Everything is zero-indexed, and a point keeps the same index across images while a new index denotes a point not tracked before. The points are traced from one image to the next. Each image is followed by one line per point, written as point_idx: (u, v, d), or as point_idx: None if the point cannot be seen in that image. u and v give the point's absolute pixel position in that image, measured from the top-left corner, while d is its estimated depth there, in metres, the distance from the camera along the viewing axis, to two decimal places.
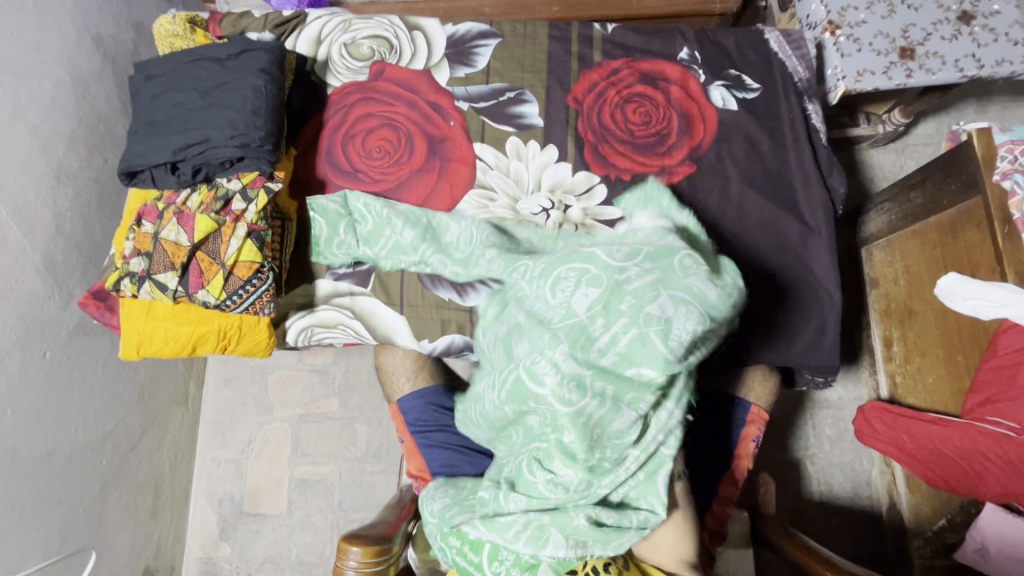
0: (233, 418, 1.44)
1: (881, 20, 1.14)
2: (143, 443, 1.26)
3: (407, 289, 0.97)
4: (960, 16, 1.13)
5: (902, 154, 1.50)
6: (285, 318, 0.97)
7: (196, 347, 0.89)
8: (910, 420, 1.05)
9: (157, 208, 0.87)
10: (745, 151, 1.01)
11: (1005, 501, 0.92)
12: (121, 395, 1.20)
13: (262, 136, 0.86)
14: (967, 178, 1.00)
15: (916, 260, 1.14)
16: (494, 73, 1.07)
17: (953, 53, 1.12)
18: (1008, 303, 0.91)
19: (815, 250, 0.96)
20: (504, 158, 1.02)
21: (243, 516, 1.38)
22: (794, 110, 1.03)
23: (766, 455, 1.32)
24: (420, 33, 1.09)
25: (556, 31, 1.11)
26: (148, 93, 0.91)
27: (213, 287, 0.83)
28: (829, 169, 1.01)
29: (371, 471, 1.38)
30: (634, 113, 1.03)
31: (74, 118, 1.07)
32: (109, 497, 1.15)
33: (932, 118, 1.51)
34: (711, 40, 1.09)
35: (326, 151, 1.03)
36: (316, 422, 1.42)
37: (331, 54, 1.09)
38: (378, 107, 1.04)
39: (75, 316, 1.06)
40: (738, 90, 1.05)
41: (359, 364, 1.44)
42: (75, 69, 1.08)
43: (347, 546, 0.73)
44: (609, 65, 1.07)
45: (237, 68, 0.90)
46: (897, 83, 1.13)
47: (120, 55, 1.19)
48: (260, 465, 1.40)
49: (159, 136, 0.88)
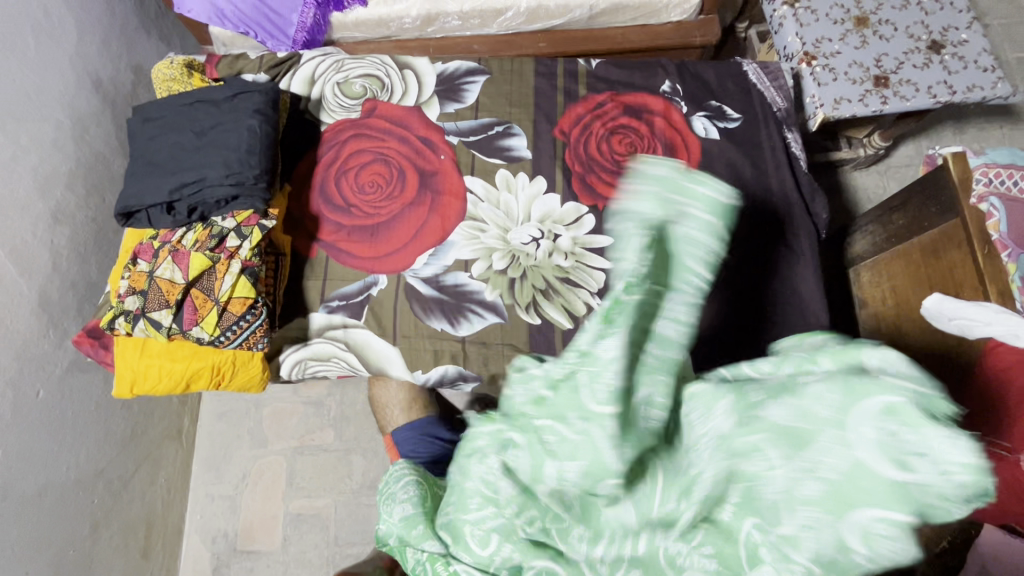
0: (227, 452, 1.43)
1: (854, 51, 1.19)
2: (134, 481, 1.24)
3: (400, 320, 0.98)
4: (930, 45, 1.18)
5: (885, 176, 1.53)
6: (279, 352, 0.99)
7: (190, 383, 0.89)
8: None
9: (153, 246, 0.88)
10: (728, 178, 1.04)
11: (1002, 520, 0.92)
12: (114, 432, 1.19)
13: (255, 174, 0.88)
14: (944, 201, 1.03)
15: (902, 281, 1.16)
16: (482, 108, 1.11)
17: (925, 80, 1.16)
18: (993, 322, 0.91)
19: (800, 274, 0.98)
20: (494, 190, 1.04)
21: (236, 553, 1.35)
22: (774, 138, 1.06)
23: None
24: (411, 71, 1.13)
25: (542, 67, 1.15)
26: (145, 135, 0.94)
27: (207, 324, 0.84)
28: (811, 195, 1.04)
29: (367, 504, 1.37)
30: (619, 144, 1.06)
31: (73, 159, 1.10)
32: (100, 537, 1.13)
33: (911, 141, 1.55)
34: (691, 73, 1.13)
35: (319, 187, 1.05)
36: (311, 454, 1.41)
37: (325, 93, 1.12)
38: (370, 143, 1.06)
39: (70, 354, 1.07)
40: (719, 120, 1.08)
41: (355, 395, 1.45)
42: (74, 112, 1.11)
43: None
44: (594, 98, 1.11)
45: (233, 110, 0.93)
46: (873, 110, 1.17)
47: (119, 97, 1.23)
48: (254, 501, 1.39)
49: (155, 176, 0.90)
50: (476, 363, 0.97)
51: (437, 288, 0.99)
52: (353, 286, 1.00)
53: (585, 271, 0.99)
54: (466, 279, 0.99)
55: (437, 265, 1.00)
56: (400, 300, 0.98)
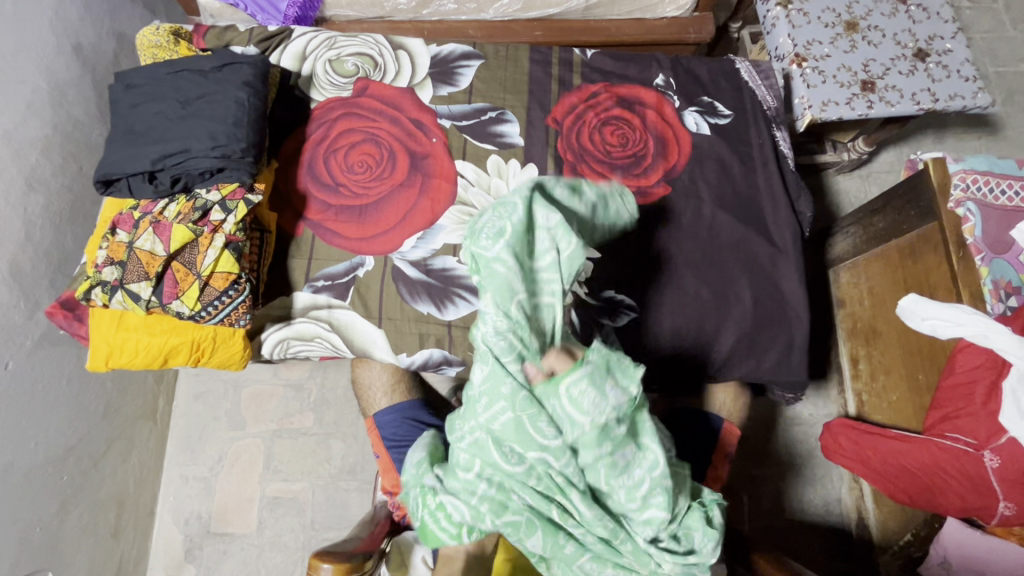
0: (203, 433, 1.41)
1: (843, 55, 1.21)
2: (107, 459, 1.21)
3: (385, 302, 0.97)
4: (916, 53, 1.21)
5: (866, 181, 1.57)
6: (261, 330, 0.97)
7: (167, 359, 0.87)
8: (873, 436, 1.07)
9: (133, 217, 0.86)
10: (717, 174, 1.05)
11: (964, 514, 0.96)
12: (86, 408, 1.16)
13: (243, 148, 0.86)
14: (924, 205, 1.06)
15: (880, 282, 1.19)
16: (476, 93, 1.10)
17: (910, 87, 1.19)
18: (964, 322, 0.94)
19: (784, 270, 1.00)
20: (485, 175, 1.04)
21: (210, 535, 1.33)
22: (763, 136, 1.07)
23: (743, 471, 1.33)
24: (405, 52, 1.12)
25: (537, 55, 1.14)
26: (128, 102, 0.91)
27: (188, 297, 0.82)
28: (797, 193, 1.06)
29: (345, 488, 1.36)
30: (612, 135, 1.07)
31: (50, 125, 1.06)
32: (69, 516, 1.10)
33: (893, 148, 1.58)
34: (685, 68, 1.14)
35: (307, 164, 1.03)
36: (289, 437, 1.39)
37: (315, 69, 1.10)
38: (361, 122, 1.05)
39: (41, 326, 1.03)
40: (710, 116, 1.09)
41: (336, 379, 1.43)
42: (53, 76, 1.07)
43: (318, 563, 0.72)
44: (588, 88, 1.11)
45: (220, 80, 0.91)
46: (859, 114, 1.19)
47: (100, 64, 1.19)
48: (230, 483, 1.37)
49: (137, 145, 0.87)
50: (460, 347, 0.97)
51: (424, 271, 0.98)
52: (339, 267, 0.98)
53: None
54: (454, 264, 0.98)
55: (425, 248, 0.99)
56: (387, 281, 0.98)
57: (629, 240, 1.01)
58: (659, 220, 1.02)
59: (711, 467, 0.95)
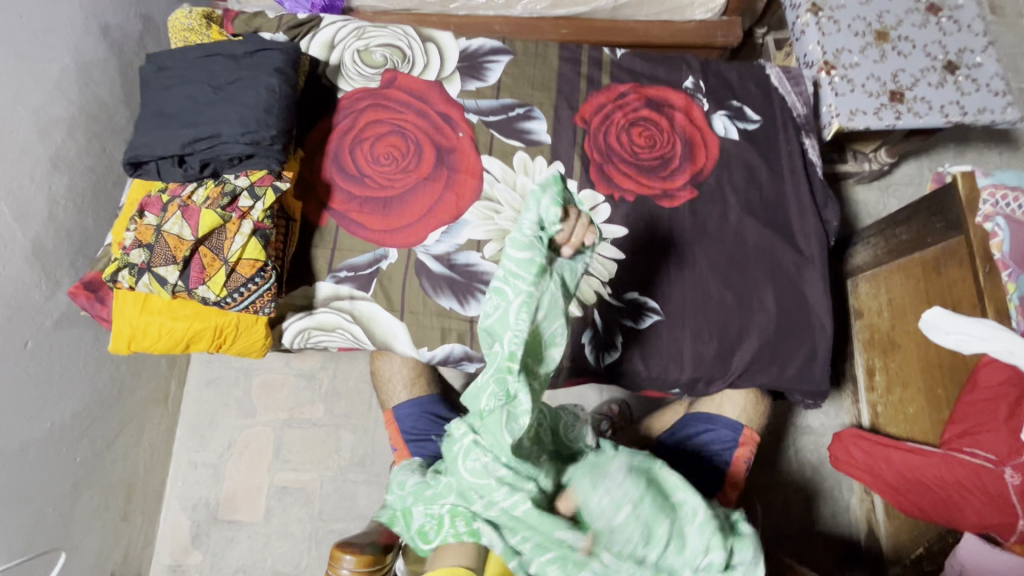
0: (213, 420, 1.40)
1: (873, 64, 1.21)
2: (119, 442, 1.21)
3: (408, 295, 0.97)
4: (946, 65, 1.20)
5: (885, 192, 1.56)
6: (283, 319, 0.97)
7: (190, 344, 0.87)
8: (889, 449, 1.08)
9: (161, 200, 0.86)
10: (744, 179, 1.05)
11: (982, 531, 0.95)
12: (101, 390, 1.15)
13: (272, 135, 0.86)
14: (951, 219, 1.05)
15: (900, 294, 1.18)
16: (504, 88, 1.09)
17: (938, 99, 1.18)
18: (988, 338, 0.93)
19: (808, 278, 1.00)
20: (512, 172, 1.03)
21: (217, 522, 1.33)
22: (792, 143, 1.07)
23: (753, 478, 1.33)
24: (434, 45, 1.11)
25: (566, 53, 1.14)
26: (159, 84, 0.90)
27: (214, 283, 0.82)
28: (824, 202, 1.05)
29: (354, 480, 1.36)
30: (639, 136, 1.06)
31: (76, 106, 1.06)
32: (80, 497, 1.10)
33: (914, 160, 1.58)
34: (714, 72, 1.13)
35: (334, 154, 1.02)
36: (299, 427, 1.39)
37: (344, 59, 1.09)
38: (388, 114, 1.04)
39: (60, 306, 1.03)
40: (739, 120, 1.09)
41: (347, 371, 1.43)
42: (81, 56, 1.07)
43: (339, 554, 0.71)
44: (617, 88, 1.10)
45: (252, 66, 0.90)
46: (886, 124, 1.18)
47: (126, 45, 1.18)
48: (239, 470, 1.36)
49: (168, 128, 0.87)
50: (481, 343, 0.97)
51: (447, 266, 0.98)
52: (363, 258, 0.98)
53: (597, 260, 0.99)
54: (477, 259, 0.98)
55: (449, 243, 0.99)
56: (410, 274, 0.97)
57: (654, 242, 1.01)
58: (685, 223, 1.02)
59: (730, 471, 0.94)
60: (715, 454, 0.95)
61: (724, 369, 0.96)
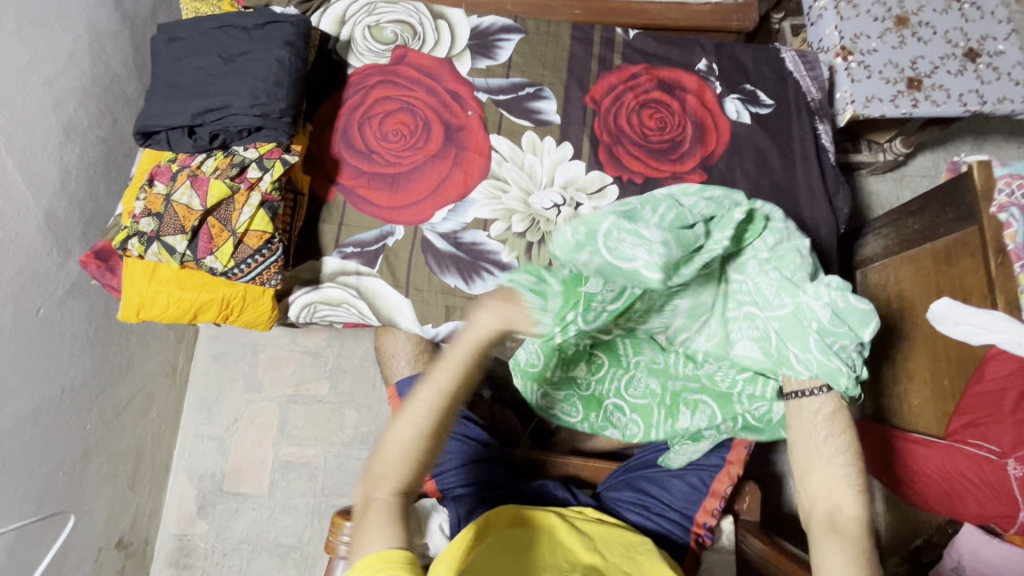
0: (220, 394, 1.42)
1: (891, 50, 1.18)
2: (127, 412, 1.23)
3: (414, 272, 0.97)
4: (966, 52, 1.17)
5: (899, 184, 1.54)
6: (289, 292, 0.98)
7: (197, 314, 0.88)
8: (893, 439, 1.05)
9: (171, 169, 0.86)
10: (755, 164, 1.03)
11: (981, 521, 0.96)
12: (111, 360, 1.17)
13: (282, 108, 0.86)
14: (965, 208, 1.03)
15: (910, 285, 1.16)
16: (514, 67, 1.09)
17: (958, 87, 1.16)
18: (998, 329, 0.92)
19: (816, 266, 0.99)
20: (519, 152, 1.03)
21: (222, 494, 1.35)
22: (805, 128, 1.05)
23: (753, 466, 1.33)
24: (445, 22, 1.10)
25: (578, 32, 1.13)
26: (170, 55, 0.91)
27: (222, 253, 0.83)
28: (835, 188, 1.04)
29: (357, 457, 1.37)
30: (650, 118, 1.05)
31: (88, 76, 1.06)
32: (90, 463, 1.12)
33: (930, 152, 1.55)
34: (728, 54, 1.11)
35: (342, 131, 1.02)
36: (304, 404, 1.41)
37: (354, 35, 1.09)
38: (398, 91, 1.04)
39: (71, 276, 1.04)
40: (752, 104, 1.07)
41: (352, 350, 1.44)
42: (93, 27, 1.07)
43: (341, 521, 0.72)
44: (628, 69, 1.09)
45: (262, 38, 0.90)
46: (903, 112, 1.16)
47: (138, 18, 1.18)
48: (244, 444, 1.38)
49: (178, 98, 0.87)
50: None
51: (453, 245, 0.98)
52: (369, 235, 0.98)
53: None
54: (484, 238, 0.98)
55: (455, 221, 0.99)
56: (416, 251, 0.98)
57: None
58: None
59: (729, 452, 0.93)
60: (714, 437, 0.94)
61: None
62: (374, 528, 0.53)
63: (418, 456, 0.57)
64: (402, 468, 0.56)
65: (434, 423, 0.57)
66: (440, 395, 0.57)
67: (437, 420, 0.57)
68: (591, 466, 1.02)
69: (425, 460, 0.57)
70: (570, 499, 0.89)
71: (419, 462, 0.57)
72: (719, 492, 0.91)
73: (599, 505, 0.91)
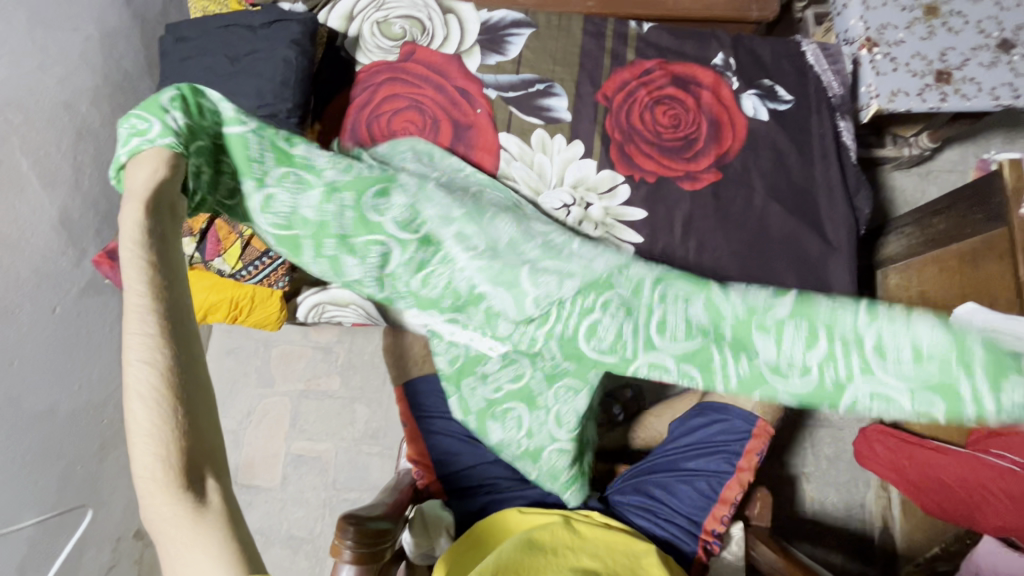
0: (234, 388, 1.45)
1: (919, 42, 1.13)
2: None
3: None
4: (1000, 43, 1.11)
5: (925, 179, 1.48)
6: (297, 293, 0.98)
7: (207, 315, 0.89)
8: (912, 445, 1.04)
9: None
10: (771, 163, 1.00)
11: (1002, 534, 0.92)
12: None
13: (289, 108, 0.86)
14: (993, 209, 0.98)
15: (933, 287, 1.12)
16: (524, 63, 1.06)
17: (990, 80, 1.11)
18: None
19: (834, 269, 0.96)
20: (529, 151, 1.01)
21: (236, 486, 1.38)
22: (825, 125, 1.01)
23: (765, 469, 1.31)
24: (454, 17, 1.08)
25: (591, 26, 1.10)
26: (178, 55, 0.91)
27: (230, 256, 0.85)
28: (856, 187, 1.00)
29: (368, 452, 1.39)
30: (663, 115, 1.02)
31: (100, 75, 1.07)
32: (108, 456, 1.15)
33: (958, 145, 1.49)
34: (746, 48, 1.08)
35: (350, 129, 1.01)
36: (316, 398, 1.42)
37: (362, 31, 1.08)
38: (405, 88, 1.02)
39: (87, 274, 1.06)
40: (770, 100, 1.04)
41: (363, 345, 1.45)
42: (104, 26, 1.08)
43: (344, 525, 0.72)
44: (641, 64, 1.06)
45: (269, 38, 0.89)
46: (930, 107, 1.11)
47: (149, 15, 1.19)
48: (257, 438, 1.41)
49: None
50: None
51: None
52: None
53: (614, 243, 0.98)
54: None
55: None
56: None
57: (674, 226, 0.98)
58: (708, 207, 0.99)
59: (739, 459, 0.91)
60: (723, 445, 0.92)
61: None
62: (181, 523, 0.39)
63: (175, 407, 0.42)
64: (160, 424, 0.41)
65: (166, 349, 0.43)
66: (147, 320, 0.43)
67: (171, 347, 0.43)
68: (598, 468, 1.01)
69: (182, 395, 0.42)
70: (576, 503, 0.88)
71: (169, 406, 0.41)
72: (729, 498, 0.90)
73: (606, 510, 0.90)
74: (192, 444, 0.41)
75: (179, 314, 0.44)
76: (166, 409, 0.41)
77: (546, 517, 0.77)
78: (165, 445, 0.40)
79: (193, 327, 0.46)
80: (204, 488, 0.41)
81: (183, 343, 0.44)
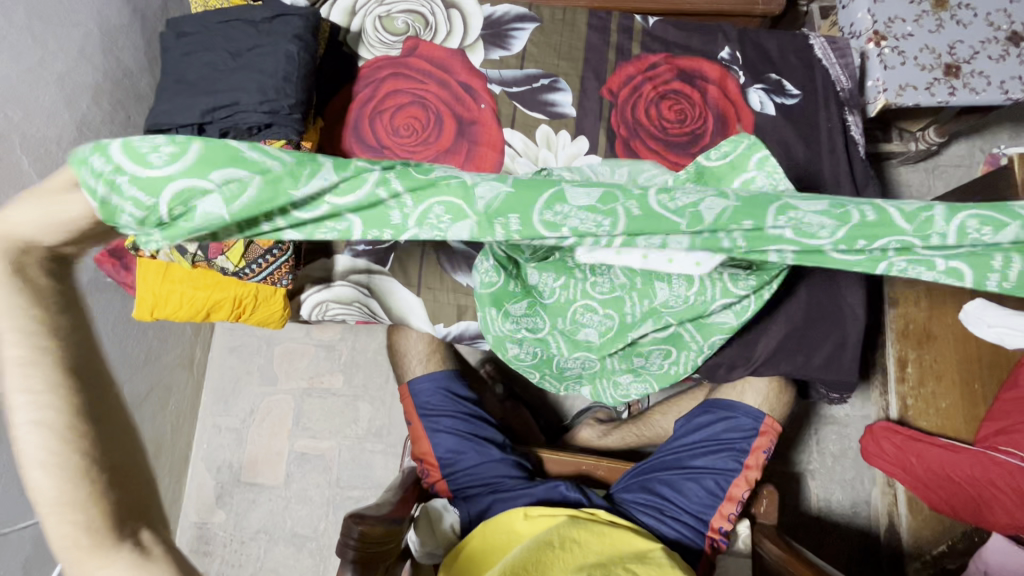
0: (237, 387, 1.44)
1: (928, 35, 1.11)
2: (147, 405, 1.25)
3: (426, 272, 0.97)
4: (1010, 36, 1.10)
5: (931, 174, 1.47)
6: (301, 291, 0.97)
7: (210, 313, 0.88)
8: (920, 443, 1.02)
9: None
10: (779, 158, 0.99)
11: (1010, 531, 0.92)
12: (129, 354, 1.19)
13: (291, 104, 0.85)
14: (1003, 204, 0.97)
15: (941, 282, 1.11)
16: (529, 58, 1.05)
17: (999, 73, 1.09)
18: None
19: None
20: (533, 147, 1.00)
21: (240, 484, 1.38)
22: (833, 119, 1.00)
23: (770, 467, 1.30)
24: (457, 11, 1.07)
25: (595, 20, 1.09)
26: (179, 50, 0.89)
27: (234, 254, 0.82)
28: (864, 183, 0.99)
29: (371, 450, 1.38)
30: (670, 110, 1.01)
31: (100, 71, 1.06)
32: None
33: (965, 140, 1.48)
34: (753, 42, 1.06)
35: (353, 124, 1.00)
36: (319, 396, 1.42)
37: (365, 26, 1.06)
38: (409, 83, 1.01)
39: (89, 272, 1.06)
40: (777, 95, 1.02)
41: (366, 343, 1.44)
42: (104, 21, 1.06)
43: (351, 523, 0.71)
44: (647, 58, 1.05)
45: (271, 33, 0.88)
46: (938, 101, 1.10)
47: (150, 10, 1.18)
48: (260, 436, 1.40)
49: (187, 95, 0.86)
50: None
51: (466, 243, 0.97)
52: None
53: None
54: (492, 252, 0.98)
55: None
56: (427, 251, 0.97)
57: None
58: None
59: (746, 457, 0.91)
60: (729, 442, 0.92)
61: (747, 356, 0.94)
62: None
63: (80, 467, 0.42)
64: (67, 489, 0.41)
65: (60, 408, 0.42)
66: (32, 375, 0.42)
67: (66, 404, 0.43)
68: (605, 466, 1.01)
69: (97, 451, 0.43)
70: (583, 501, 0.87)
71: (81, 469, 0.42)
72: (736, 496, 0.89)
73: (612, 508, 0.88)
74: (119, 497, 0.43)
75: (84, 360, 0.45)
76: (82, 461, 0.42)
77: (551, 518, 0.77)
78: (84, 510, 0.41)
79: (104, 358, 0.46)
80: (135, 537, 0.43)
81: (93, 394, 0.44)
